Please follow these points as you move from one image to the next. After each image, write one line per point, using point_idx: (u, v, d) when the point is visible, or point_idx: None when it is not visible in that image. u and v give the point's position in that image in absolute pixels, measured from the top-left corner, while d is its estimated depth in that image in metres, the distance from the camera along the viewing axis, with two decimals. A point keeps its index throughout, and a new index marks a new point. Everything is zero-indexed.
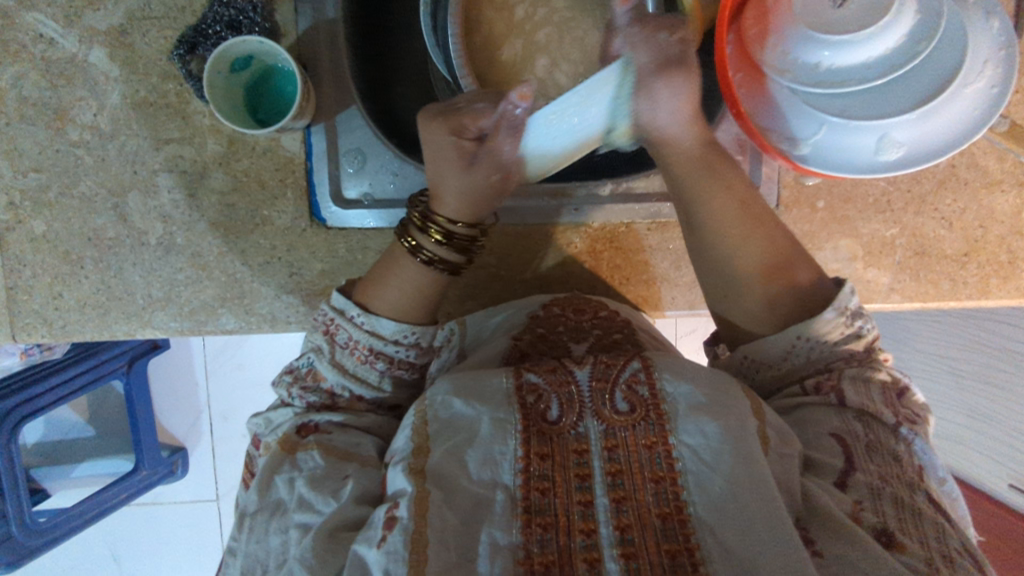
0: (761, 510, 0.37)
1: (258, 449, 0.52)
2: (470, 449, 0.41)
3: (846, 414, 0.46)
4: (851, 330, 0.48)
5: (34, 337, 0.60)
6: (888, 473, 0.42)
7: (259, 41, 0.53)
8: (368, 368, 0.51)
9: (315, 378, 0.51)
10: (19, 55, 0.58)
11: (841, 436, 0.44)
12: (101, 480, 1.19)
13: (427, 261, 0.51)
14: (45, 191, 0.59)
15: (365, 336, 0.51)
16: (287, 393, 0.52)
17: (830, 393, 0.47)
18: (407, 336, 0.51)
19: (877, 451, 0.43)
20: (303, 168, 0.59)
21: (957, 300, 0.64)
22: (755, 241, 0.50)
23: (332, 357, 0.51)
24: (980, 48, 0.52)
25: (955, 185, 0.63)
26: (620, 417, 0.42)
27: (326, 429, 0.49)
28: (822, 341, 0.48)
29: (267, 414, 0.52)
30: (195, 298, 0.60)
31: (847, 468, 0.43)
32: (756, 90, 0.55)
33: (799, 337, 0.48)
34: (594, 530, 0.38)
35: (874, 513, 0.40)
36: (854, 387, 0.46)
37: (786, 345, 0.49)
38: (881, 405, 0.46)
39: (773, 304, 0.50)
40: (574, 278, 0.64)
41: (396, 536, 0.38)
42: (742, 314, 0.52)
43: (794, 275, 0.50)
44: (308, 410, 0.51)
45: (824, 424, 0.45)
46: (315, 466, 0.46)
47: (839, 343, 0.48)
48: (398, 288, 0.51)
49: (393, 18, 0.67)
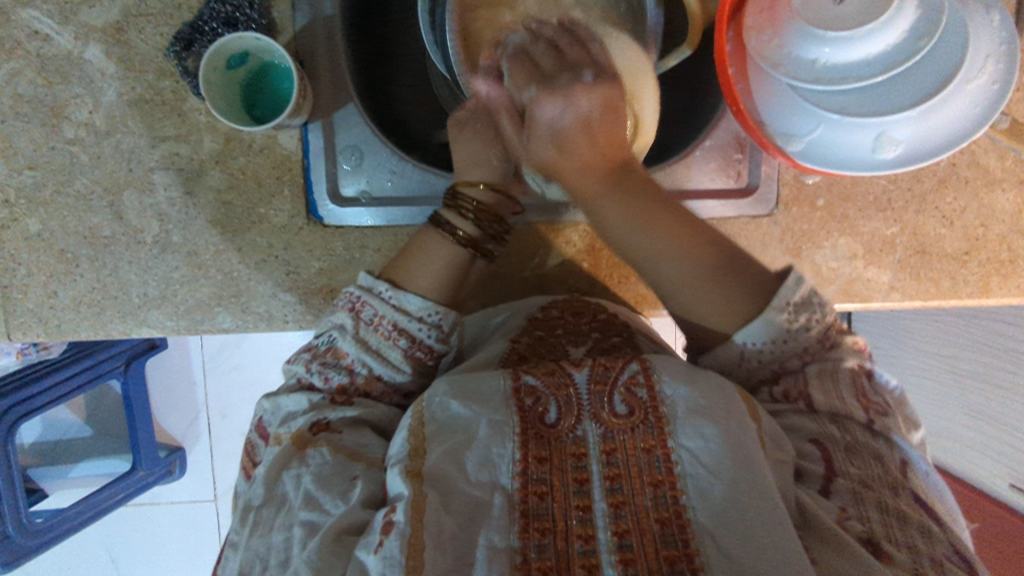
0: (758, 516, 0.37)
1: (264, 441, 0.51)
2: (468, 451, 0.41)
3: (822, 418, 0.45)
4: (799, 324, 0.47)
5: (28, 336, 0.59)
6: (869, 478, 0.42)
7: (256, 37, 0.53)
8: (389, 345, 0.51)
9: (336, 355, 0.51)
10: (14, 51, 0.58)
11: (820, 441, 0.44)
12: (98, 480, 1.18)
13: (461, 238, 0.52)
14: (40, 189, 0.58)
15: (390, 311, 0.51)
16: (305, 370, 0.51)
17: (799, 399, 0.46)
18: (431, 314, 0.52)
19: (856, 453, 0.43)
20: (301, 166, 0.59)
21: (958, 299, 0.63)
22: (679, 253, 0.47)
23: (356, 334, 0.51)
24: (981, 44, 0.51)
25: (956, 182, 0.62)
26: (619, 420, 0.42)
27: (338, 427, 0.48)
28: (772, 341, 0.47)
29: (278, 399, 0.51)
30: (191, 296, 0.59)
31: (830, 474, 0.42)
32: (755, 87, 0.55)
33: (746, 341, 0.47)
34: (592, 535, 0.38)
35: (860, 520, 0.39)
36: (822, 389, 0.46)
37: (736, 349, 0.47)
38: (852, 403, 0.45)
39: (717, 310, 0.47)
40: (574, 276, 0.63)
41: (393, 540, 0.38)
42: (702, 319, 0.48)
43: (734, 275, 0.47)
44: (324, 406, 0.49)
45: (802, 430, 0.45)
46: (322, 463, 0.45)
47: (791, 338, 0.47)
48: (428, 267, 0.52)
49: (394, 18, 0.67)
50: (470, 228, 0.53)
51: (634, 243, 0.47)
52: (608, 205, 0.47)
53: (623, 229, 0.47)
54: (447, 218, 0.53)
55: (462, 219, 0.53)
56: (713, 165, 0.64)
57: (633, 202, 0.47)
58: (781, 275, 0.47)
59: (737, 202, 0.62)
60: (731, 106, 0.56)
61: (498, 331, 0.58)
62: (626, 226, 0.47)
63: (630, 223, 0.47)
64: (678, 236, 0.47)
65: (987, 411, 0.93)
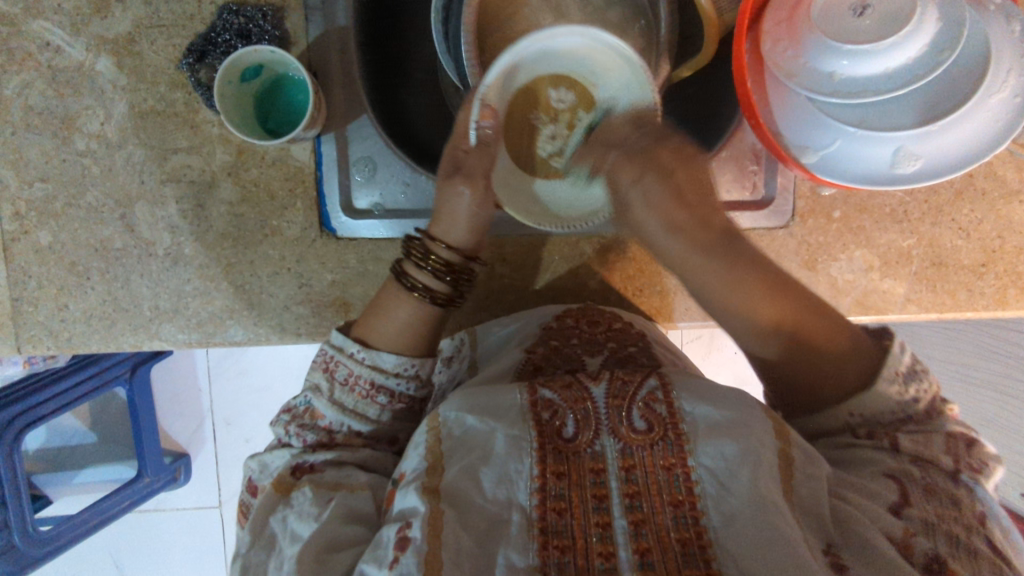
0: (782, 537, 0.36)
1: (252, 497, 0.50)
2: (485, 467, 0.41)
3: (903, 458, 0.42)
4: (909, 394, 0.44)
5: (39, 349, 0.59)
6: (944, 515, 0.39)
7: (271, 50, 0.52)
8: (368, 403, 0.51)
9: (313, 416, 0.51)
10: (25, 63, 0.57)
11: (898, 477, 0.41)
12: (103, 487, 1.18)
13: (416, 290, 0.52)
14: (51, 201, 0.58)
15: (366, 370, 0.51)
16: (284, 432, 0.51)
17: (885, 438, 0.44)
18: (408, 368, 0.52)
19: (934, 495, 0.40)
20: (314, 178, 0.59)
21: (975, 310, 0.63)
22: (762, 302, 0.46)
23: (330, 395, 0.51)
24: (1005, 55, 0.50)
25: (973, 194, 0.62)
26: (638, 436, 0.41)
27: (322, 468, 0.48)
28: (879, 412, 0.44)
29: (263, 455, 0.51)
30: (202, 309, 0.59)
31: (902, 501, 0.40)
32: (773, 98, 0.54)
33: (852, 413, 0.45)
34: (613, 553, 0.37)
35: (927, 538, 0.38)
36: (912, 435, 0.43)
37: (839, 421, 0.46)
38: (940, 451, 0.42)
39: (800, 362, 0.46)
40: (587, 288, 0.63)
41: (409, 557, 0.37)
42: (790, 375, 0.47)
43: (822, 329, 0.46)
44: (304, 449, 0.50)
45: (879, 464, 0.42)
46: (305, 501, 0.45)
47: (900, 410, 0.44)
48: (395, 328, 0.52)
49: (408, 28, 0.67)
50: (428, 278, 0.52)
51: (719, 300, 0.48)
52: (697, 273, 0.48)
53: (709, 286, 0.48)
54: (407, 271, 0.53)
55: (425, 272, 0.52)
56: (728, 177, 0.63)
57: (718, 263, 0.47)
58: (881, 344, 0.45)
59: (753, 214, 0.62)
60: (749, 118, 0.55)
61: (513, 343, 0.57)
62: (711, 286, 0.48)
63: (711, 282, 0.47)
64: (760, 281, 0.46)
65: (996, 420, 0.95)
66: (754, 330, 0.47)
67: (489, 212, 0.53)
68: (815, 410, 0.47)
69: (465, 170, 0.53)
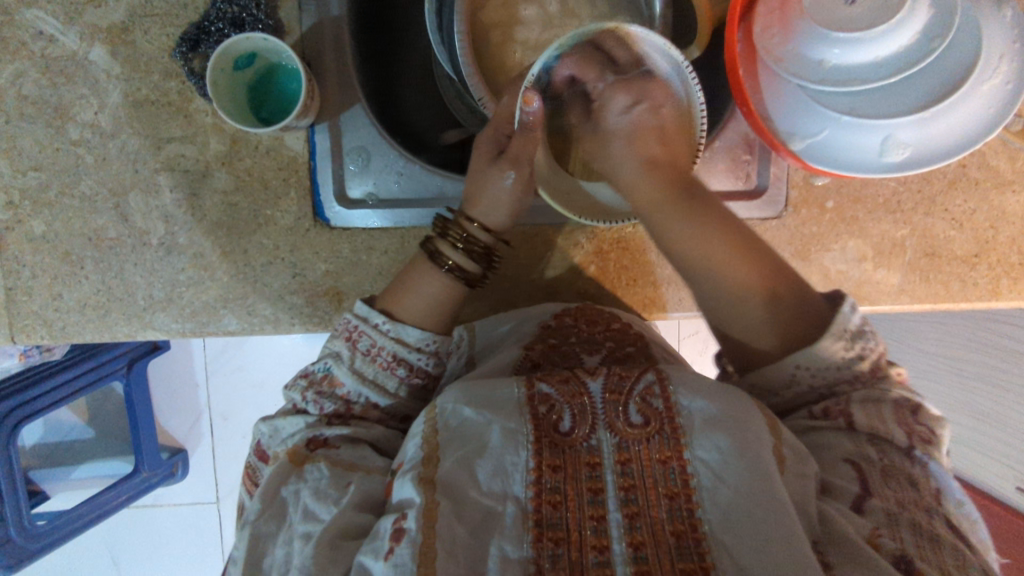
0: (778, 533, 0.36)
1: (263, 462, 0.51)
2: (481, 459, 0.41)
3: (858, 437, 0.43)
4: (852, 352, 0.45)
5: (33, 339, 0.59)
6: (903, 499, 0.40)
7: (265, 37, 0.52)
8: (388, 375, 0.51)
9: (332, 385, 0.51)
10: (19, 52, 0.57)
11: (856, 461, 0.42)
12: (100, 481, 1.18)
13: (449, 268, 0.52)
14: (45, 190, 0.58)
15: (390, 342, 0.51)
16: (300, 398, 0.51)
17: (839, 417, 0.44)
18: (430, 344, 0.52)
19: (891, 476, 0.41)
20: (307, 167, 0.59)
21: (968, 301, 0.63)
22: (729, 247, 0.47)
23: (352, 364, 0.51)
24: (995, 43, 0.50)
25: (966, 184, 0.62)
26: (634, 431, 0.41)
27: (337, 442, 0.48)
28: (825, 367, 0.45)
29: (274, 421, 0.51)
30: (197, 299, 0.59)
31: (864, 492, 0.41)
32: (767, 89, 0.54)
33: (798, 365, 0.45)
34: (607, 546, 0.37)
35: (893, 538, 0.38)
36: (865, 410, 0.43)
37: (786, 373, 0.46)
38: (892, 425, 0.43)
39: (755, 320, 0.46)
40: (580, 278, 0.62)
41: (403, 549, 0.37)
42: (739, 325, 0.47)
43: (793, 285, 0.47)
44: (320, 419, 0.50)
45: (837, 449, 0.43)
46: (320, 478, 0.45)
47: (843, 366, 0.45)
48: (420, 300, 0.52)
49: (399, 20, 0.68)
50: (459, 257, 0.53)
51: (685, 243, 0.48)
52: (669, 224, 0.48)
53: (687, 233, 0.48)
54: (439, 248, 0.53)
55: (460, 251, 0.52)
56: (723, 166, 0.63)
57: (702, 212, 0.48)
58: (835, 301, 0.46)
59: (746, 204, 0.62)
60: (741, 107, 0.54)
61: (511, 338, 0.57)
62: (688, 234, 0.48)
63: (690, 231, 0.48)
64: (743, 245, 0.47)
65: (991, 414, 0.97)
66: (721, 274, 0.47)
67: (527, 197, 0.54)
68: (760, 368, 0.47)
69: (510, 155, 0.52)
